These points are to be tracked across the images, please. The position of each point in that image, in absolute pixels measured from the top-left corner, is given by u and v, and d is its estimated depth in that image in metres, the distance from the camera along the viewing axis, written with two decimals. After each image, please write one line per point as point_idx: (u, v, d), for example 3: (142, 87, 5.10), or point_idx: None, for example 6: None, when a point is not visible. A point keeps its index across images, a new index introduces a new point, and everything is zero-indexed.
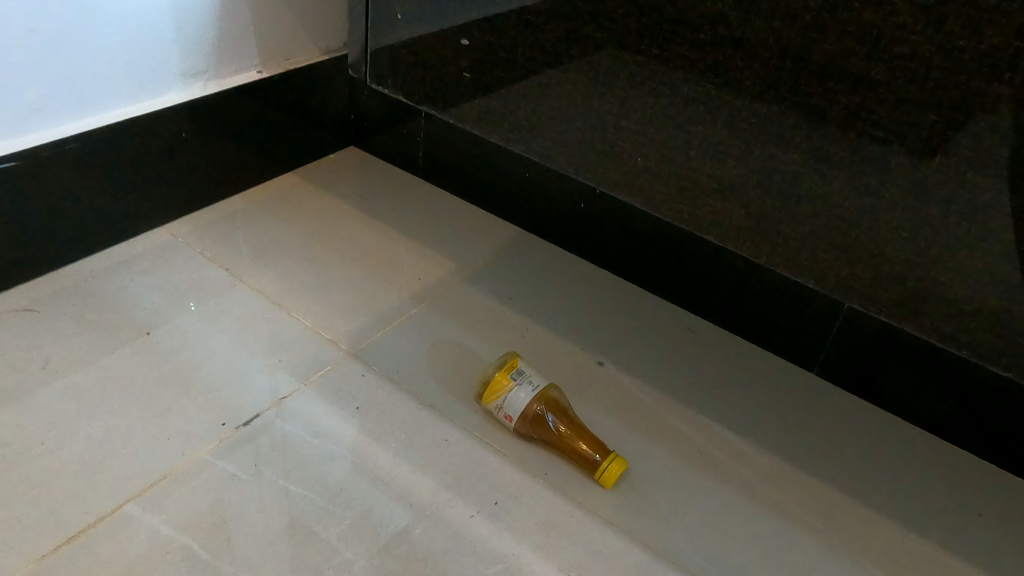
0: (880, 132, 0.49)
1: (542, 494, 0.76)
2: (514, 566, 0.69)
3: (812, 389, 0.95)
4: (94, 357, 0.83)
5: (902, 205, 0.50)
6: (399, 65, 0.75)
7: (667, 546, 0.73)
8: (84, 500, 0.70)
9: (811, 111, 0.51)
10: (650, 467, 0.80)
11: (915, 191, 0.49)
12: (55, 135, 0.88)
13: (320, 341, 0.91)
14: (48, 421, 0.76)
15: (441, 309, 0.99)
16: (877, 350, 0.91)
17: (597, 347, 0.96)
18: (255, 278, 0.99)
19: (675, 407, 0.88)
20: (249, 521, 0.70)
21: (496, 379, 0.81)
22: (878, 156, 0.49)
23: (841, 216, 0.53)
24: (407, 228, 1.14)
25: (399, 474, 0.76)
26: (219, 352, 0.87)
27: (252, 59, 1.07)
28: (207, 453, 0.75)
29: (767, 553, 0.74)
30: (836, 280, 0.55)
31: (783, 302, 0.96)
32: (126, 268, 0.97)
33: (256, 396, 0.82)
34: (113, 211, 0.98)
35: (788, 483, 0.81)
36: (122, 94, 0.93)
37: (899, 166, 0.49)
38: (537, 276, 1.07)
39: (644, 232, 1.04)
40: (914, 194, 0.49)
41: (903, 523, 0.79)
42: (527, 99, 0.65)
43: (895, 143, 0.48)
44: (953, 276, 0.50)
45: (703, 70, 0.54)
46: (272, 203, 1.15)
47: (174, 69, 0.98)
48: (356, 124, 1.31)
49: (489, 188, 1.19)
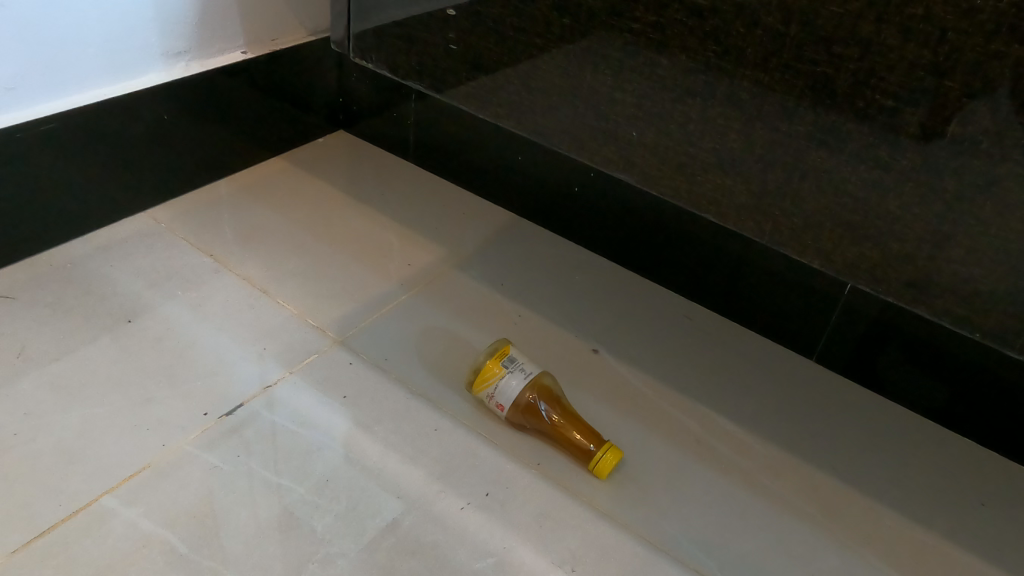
0: (891, 100, 0.46)
1: (534, 485, 0.74)
2: (505, 558, 0.67)
3: (811, 375, 0.93)
4: (72, 345, 0.81)
5: (913, 179, 0.48)
6: (384, 39, 0.71)
7: (663, 539, 0.71)
8: (60, 493, 0.67)
9: (816, 80, 0.48)
10: (646, 456, 0.78)
11: (927, 164, 0.47)
12: (30, 116, 0.85)
13: (307, 329, 0.88)
14: (23, 411, 0.73)
15: (431, 295, 0.96)
16: (878, 335, 0.89)
17: (592, 333, 0.94)
18: (241, 263, 0.97)
19: (671, 395, 0.86)
20: (232, 515, 0.68)
21: (487, 367, 0.78)
22: (888, 127, 0.47)
23: (847, 192, 0.50)
24: (397, 213, 1.11)
25: (388, 465, 0.74)
26: (202, 340, 0.84)
27: (237, 39, 1.04)
28: (188, 445, 0.73)
29: (766, 545, 0.72)
30: (841, 261, 0.53)
31: (781, 287, 0.94)
32: (105, 254, 0.94)
33: (240, 385, 0.80)
34: (92, 196, 0.95)
35: (788, 472, 0.79)
36: (100, 74, 0.90)
37: (911, 138, 0.46)
38: (530, 261, 1.05)
39: (640, 217, 1.02)
40: (926, 167, 0.47)
41: (905, 513, 0.77)
42: (517, 72, 0.62)
43: (906, 112, 0.46)
44: (965, 256, 0.48)
45: (702, 38, 0.51)
46: (258, 187, 1.12)
47: (155, 48, 0.94)
48: (344, 107, 1.28)
49: (481, 172, 1.16)
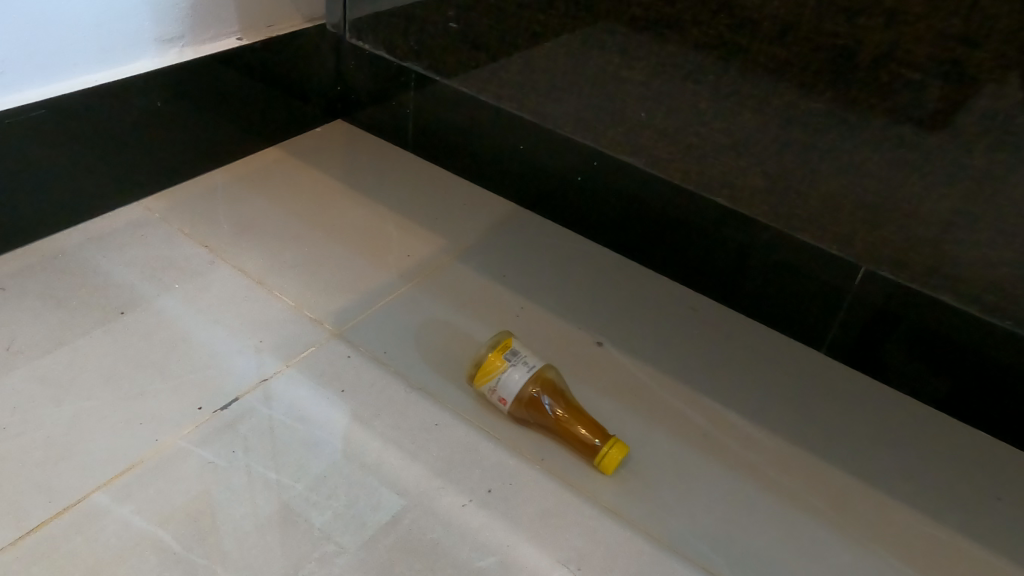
0: (917, 73, 0.44)
1: (538, 481, 0.72)
2: (509, 556, 0.65)
3: (821, 367, 0.91)
4: (62, 338, 0.79)
5: (940, 157, 0.45)
6: (381, 20, 0.69)
7: (671, 536, 0.69)
8: (49, 489, 0.65)
9: (838, 53, 0.46)
10: (652, 451, 0.76)
11: (956, 140, 0.44)
12: (18, 102, 0.82)
13: (304, 322, 0.86)
14: (11, 405, 0.71)
15: (431, 287, 0.94)
16: (889, 327, 0.87)
17: (596, 325, 0.91)
18: (237, 255, 0.95)
19: (677, 388, 0.84)
20: (226, 512, 0.66)
21: (488, 360, 0.76)
22: (914, 102, 0.44)
23: (869, 173, 0.48)
24: (396, 203, 1.09)
25: (386, 461, 0.72)
26: (196, 333, 0.82)
27: (232, 25, 1.02)
28: (181, 440, 0.71)
29: (777, 542, 0.70)
30: (861, 246, 0.51)
31: (789, 278, 0.92)
32: (98, 244, 0.92)
33: (235, 378, 0.78)
34: (83, 185, 0.93)
35: (798, 467, 0.77)
36: (91, 59, 0.88)
37: (938, 113, 0.44)
38: (532, 252, 1.03)
39: (644, 207, 1.00)
40: (955, 144, 0.44)
41: (919, 509, 0.75)
42: (519, 51, 0.60)
43: (934, 86, 0.44)
44: (992, 239, 0.46)
45: (715, 11, 0.49)
46: (255, 178, 1.10)
47: (147, 34, 0.92)
48: (342, 96, 1.26)
49: (481, 161, 1.14)
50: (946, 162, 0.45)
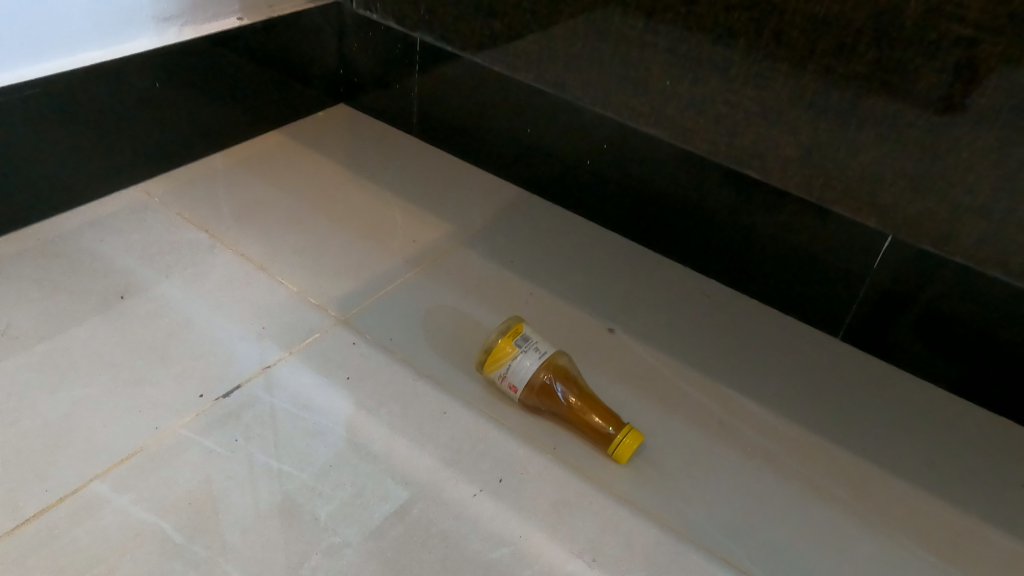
0: (968, 30, 0.41)
1: (551, 470, 0.70)
2: (522, 548, 0.63)
3: (839, 353, 0.88)
4: (61, 323, 0.77)
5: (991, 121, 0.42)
6: None
7: (688, 526, 0.67)
8: (46, 477, 0.63)
9: (881, 11, 0.43)
10: (667, 440, 0.74)
11: (1011, 103, 0.41)
12: (12, 80, 0.80)
13: (308, 308, 0.84)
14: (8, 391, 0.69)
15: (437, 273, 0.92)
16: (908, 313, 0.85)
17: (607, 312, 0.89)
18: (239, 240, 0.92)
19: (692, 375, 0.82)
20: (230, 502, 0.64)
21: (499, 346, 0.74)
22: (964, 61, 0.42)
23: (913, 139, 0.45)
24: (400, 188, 1.07)
25: (394, 450, 0.70)
26: (197, 318, 0.80)
27: (233, 4, 1.00)
28: (183, 428, 0.69)
29: (797, 532, 0.68)
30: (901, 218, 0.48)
31: (805, 263, 0.89)
32: (97, 228, 0.89)
33: (237, 365, 0.76)
34: (80, 168, 0.90)
35: (817, 456, 0.75)
36: (89, 37, 0.85)
37: (991, 72, 0.41)
38: (540, 238, 1.00)
39: (655, 191, 0.97)
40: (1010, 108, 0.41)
41: (943, 498, 0.73)
42: (535, 20, 0.57)
43: (986, 44, 0.41)
44: None
45: None
46: (256, 162, 1.07)
47: (146, 11, 0.90)
48: (345, 80, 1.23)
49: (487, 145, 1.12)
50: (998, 126, 0.42)
